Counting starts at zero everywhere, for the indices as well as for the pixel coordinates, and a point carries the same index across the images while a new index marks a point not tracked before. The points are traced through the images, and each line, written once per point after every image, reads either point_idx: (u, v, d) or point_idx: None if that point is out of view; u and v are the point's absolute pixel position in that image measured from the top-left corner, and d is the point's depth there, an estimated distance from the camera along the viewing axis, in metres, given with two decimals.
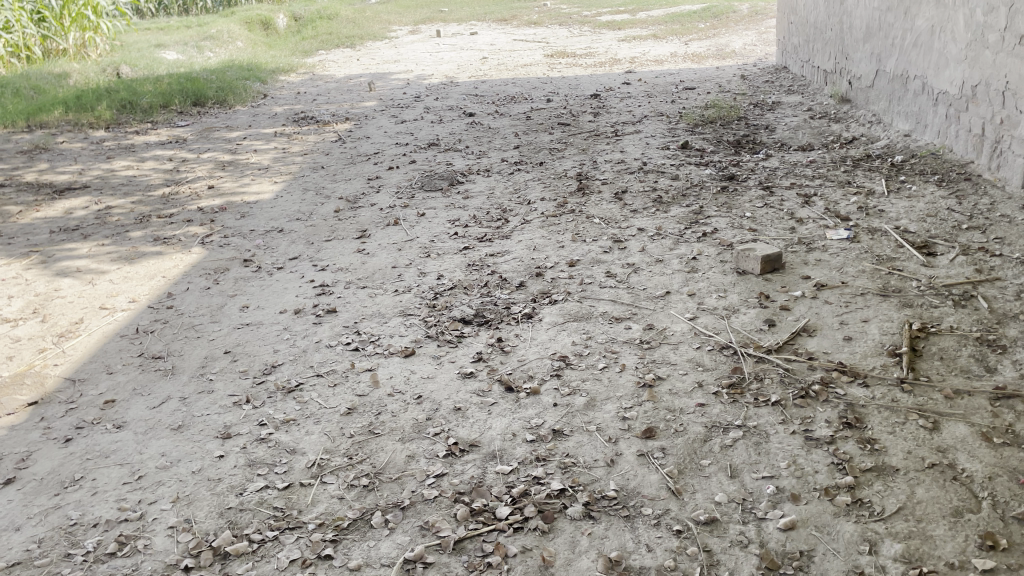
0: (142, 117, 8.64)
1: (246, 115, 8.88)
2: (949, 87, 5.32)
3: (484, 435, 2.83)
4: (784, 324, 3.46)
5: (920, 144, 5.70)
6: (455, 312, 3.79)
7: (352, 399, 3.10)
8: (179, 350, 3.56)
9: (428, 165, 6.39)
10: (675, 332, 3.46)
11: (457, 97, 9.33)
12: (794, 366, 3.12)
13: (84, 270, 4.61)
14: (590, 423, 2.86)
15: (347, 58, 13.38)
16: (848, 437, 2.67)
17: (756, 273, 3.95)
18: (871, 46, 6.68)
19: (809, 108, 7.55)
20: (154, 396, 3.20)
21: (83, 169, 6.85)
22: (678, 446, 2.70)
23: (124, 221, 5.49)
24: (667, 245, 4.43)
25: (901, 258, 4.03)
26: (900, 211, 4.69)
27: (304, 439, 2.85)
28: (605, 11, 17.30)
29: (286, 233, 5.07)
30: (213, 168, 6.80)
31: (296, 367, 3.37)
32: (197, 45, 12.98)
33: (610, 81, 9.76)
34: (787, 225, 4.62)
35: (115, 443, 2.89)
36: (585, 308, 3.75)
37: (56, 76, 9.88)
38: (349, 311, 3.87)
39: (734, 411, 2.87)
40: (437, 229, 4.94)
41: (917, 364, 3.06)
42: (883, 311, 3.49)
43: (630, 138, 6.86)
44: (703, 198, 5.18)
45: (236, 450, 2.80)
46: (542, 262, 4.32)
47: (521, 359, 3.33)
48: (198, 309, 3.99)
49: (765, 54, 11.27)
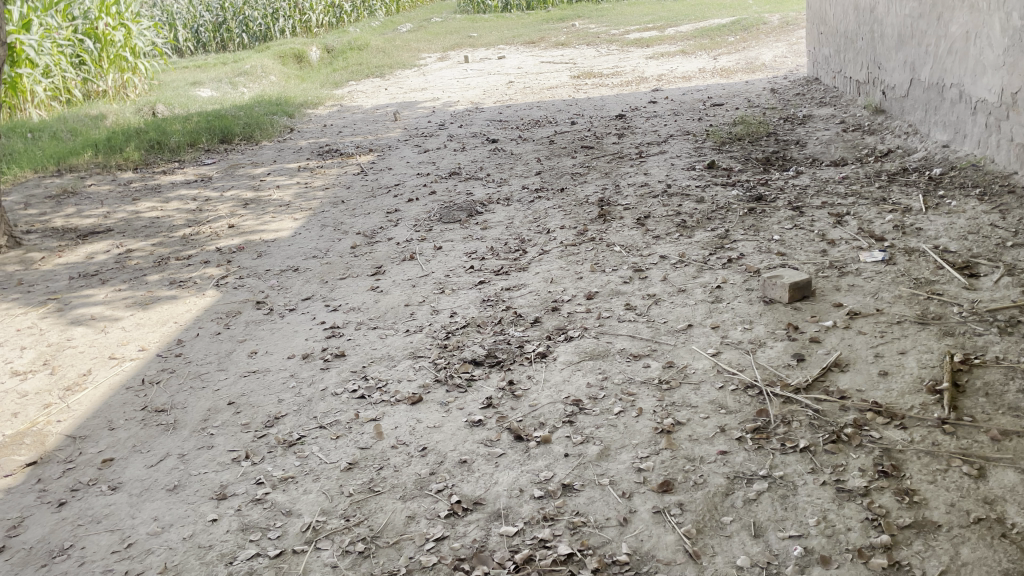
0: (170, 157, 8.69)
1: (272, 150, 8.90)
2: (987, 95, 5.05)
3: (490, 491, 2.66)
4: (814, 358, 3.23)
5: (960, 155, 5.42)
6: (466, 353, 3.64)
7: (354, 453, 2.96)
8: (182, 402, 3.47)
9: (448, 196, 6.28)
10: (696, 370, 3.26)
11: (481, 123, 9.24)
12: (825, 406, 2.90)
13: (99, 317, 4.57)
14: (603, 475, 2.67)
15: (375, 88, 13.42)
16: (884, 488, 2.44)
17: (784, 302, 3.73)
18: (904, 54, 6.42)
19: (842, 120, 7.28)
20: (152, 453, 3.10)
21: (109, 212, 6.88)
22: (698, 501, 2.49)
23: (142, 265, 5.46)
24: (691, 273, 4.23)
25: (941, 280, 3.78)
26: (939, 228, 4.43)
27: (301, 499, 2.72)
28: (633, 28, 17.16)
29: (300, 271, 4.98)
30: (235, 206, 6.78)
31: (299, 417, 3.24)
32: (230, 81, 13.16)
33: (637, 100, 9.59)
34: (818, 247, 4.38)
35: (108, 507, 2.79)
36: (602, 345, 3.56)
37: (92, 118, 10.02)
38: (358, 354, 3.74)
39: (759, 459, 2.65)
40: (453, 263, 4.80)
41: (960, 402, 2.81)
42: (922, 341, 3.25)
43: (655, 159, 6.67)
44: (729, 221, 4.97)
45: (230, 513, 2.68)
46: (559, 295, 4.15)
47: (533, 404, 3.15)
48: (206, 356, 3.90)
49: (797, 65, 10.99)
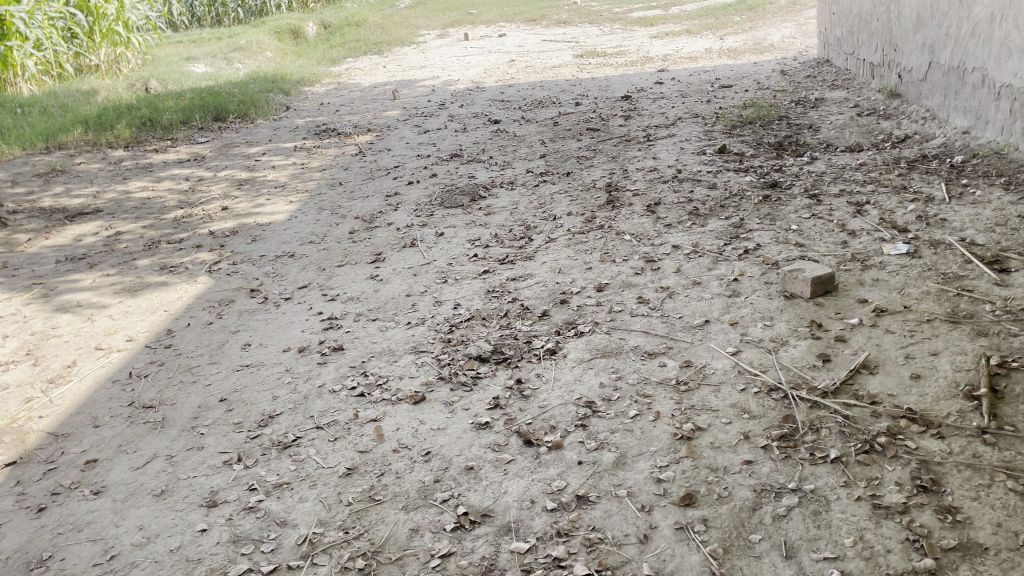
0: (162, 134, 8.45)
1: (268, 129, 8.66)
2: (1012, 79, 4.84)
3: (498, 502, 2.48)
4: (840, 359, 3.06)
5: (982, 142, 5.23)
6: (470, 348, 3.45)
7: (353, 457, 2.78)
8: (172, 398, 3.28)
9: (449, 179, 6.07)
10: (715, 371, 3.08)
11: (482, 103, 9.00)
12: (856, 413, 2.72)
13: (85, 304, 4.38)
14: (619, 486, 2.49)
15: (374, 66, 13.13)
16: (924, 505, 2.27)
17: (805, 297, 3.54)
18: (922, 36, 6.19)
19: (856, 104, 7.07)
20: (139, 454, 2.92)
21: (98, 191, 6.65)
22: (723, 517, 2.32)
23: (132, 248, 5.26)
24: (705, 264, 4.04)
25: (970, 275, 3.60)
26: (964, 219, 4.24)
27: (297, 509, 2.54)
28: (637, 7, 16.83)
29: (297, 258, 4.78)
30: (229, 187, 6.56)
31: (295, 417, 3.06)
32: (226, 56, 12.87)
33: (642, 81, 9.35)
34: (838, 239, 4.20)
35: (90, 514, 2.61)
36: (615, 342, 3.38)
37: (83, 93, 9.73)
38: (357, 348, 3.55)
39: (787, 471, 2.48)
40: (455, 250, 4.61)
41: (1000, 409, 2.64)
42: (954, 342, 3.07)
43: (664, 143, 6.46)
44: (744, 209, 4.78)
45: (220, 523, 2.51)
46: (568, 287, 3.96)
47: (542, 405, 2.97)
48: (197, 348, 3.71)
49: (806, 47, 10.74)
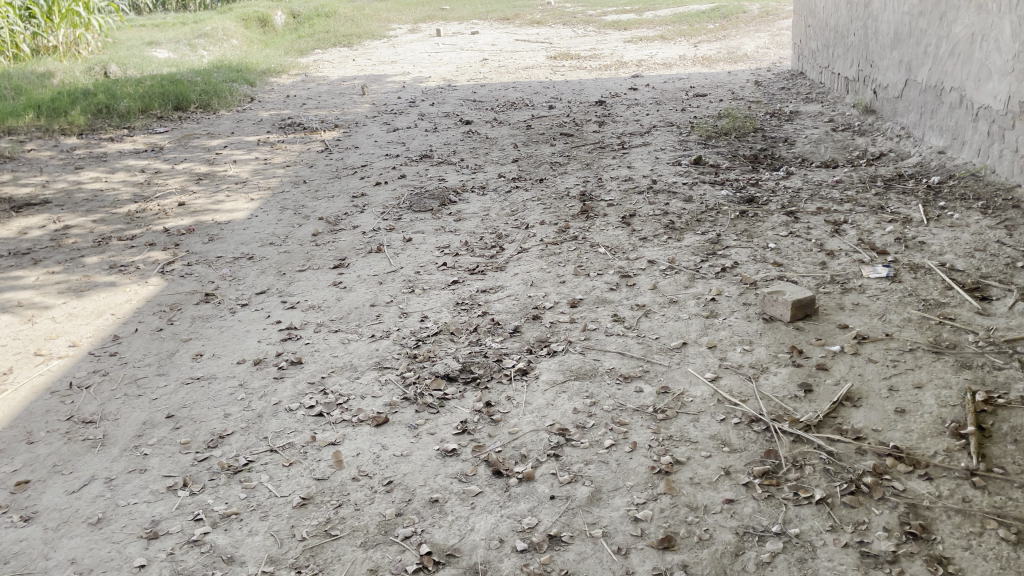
0: (119, 122, 8.11)
1: (230, 121, 8.37)
2: (991, 102, 4.80)
3: (464, 540, 2.31)
4: (822, 389, 2.94)
5: (958, 162, 5.18)
6: (438, 366, 3.27)
7: (308, 486, 2.59)
8: (115, 413, 3.06)
9: (419, 181, 5.88)
10: (694, 399, 2.94)
11: (454, 102, 8.81)
12: (840, 449, 2.61)
13: (26, 304, 4.11)
14: (595, 525, 2.35)
15: (343, 58, 12.86)
16: (913, 555, 2.15)
17: (785, 321, 3.43)
18: (899, 53, 6.15)
19: (831, 118, 7.02)
20: (75, 476, 2.70)
21: (48, 181, 6.33)
22: (704, 562, 2.18)
23: (81, 244, 4.98)
24: (682, 281, 3.92)
25: (952, 303, 3.51)
26: (943, 243, 4.17)
27: (245, 543, 2.35)
28: (611, 10, 16.74)
29: (256, 260, 4.56)
30: (187, 181, 6.30)
31: (246, 438, 2.86)
32: (190, 42, 12.46)
33: (617, 86, 9.24)
34: (817, 259, 4.10)
35: (17, 544, 2.39)
36: (589, 363, 3.23)
37: (38, 76, 9.32)
38: (317, 362, 3.35)
39: (771, 511, 2.35)
40: (423, 258, 4.42)
41: (988, 450, 2.54)
42: (937, 374, 2.97)
43: (639, 151, 6.34)
44: (721, 224, 4.67)
45: (161, 558, 2.30)
46: (540, 301, 3.81)
47: (513, 432, 2.81)
48: (145, 357, 3.49)
49: (779, 57, 10.73)
